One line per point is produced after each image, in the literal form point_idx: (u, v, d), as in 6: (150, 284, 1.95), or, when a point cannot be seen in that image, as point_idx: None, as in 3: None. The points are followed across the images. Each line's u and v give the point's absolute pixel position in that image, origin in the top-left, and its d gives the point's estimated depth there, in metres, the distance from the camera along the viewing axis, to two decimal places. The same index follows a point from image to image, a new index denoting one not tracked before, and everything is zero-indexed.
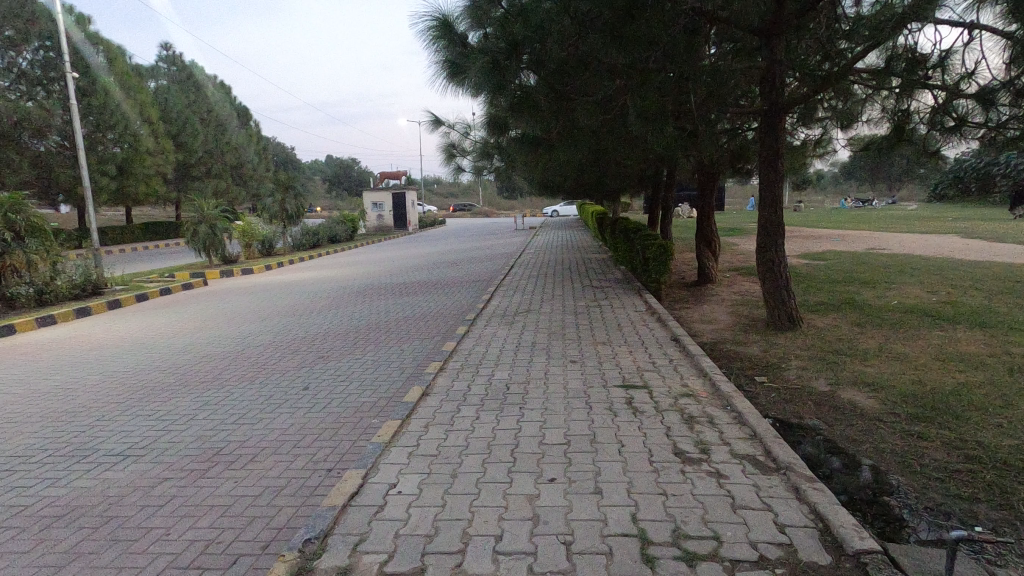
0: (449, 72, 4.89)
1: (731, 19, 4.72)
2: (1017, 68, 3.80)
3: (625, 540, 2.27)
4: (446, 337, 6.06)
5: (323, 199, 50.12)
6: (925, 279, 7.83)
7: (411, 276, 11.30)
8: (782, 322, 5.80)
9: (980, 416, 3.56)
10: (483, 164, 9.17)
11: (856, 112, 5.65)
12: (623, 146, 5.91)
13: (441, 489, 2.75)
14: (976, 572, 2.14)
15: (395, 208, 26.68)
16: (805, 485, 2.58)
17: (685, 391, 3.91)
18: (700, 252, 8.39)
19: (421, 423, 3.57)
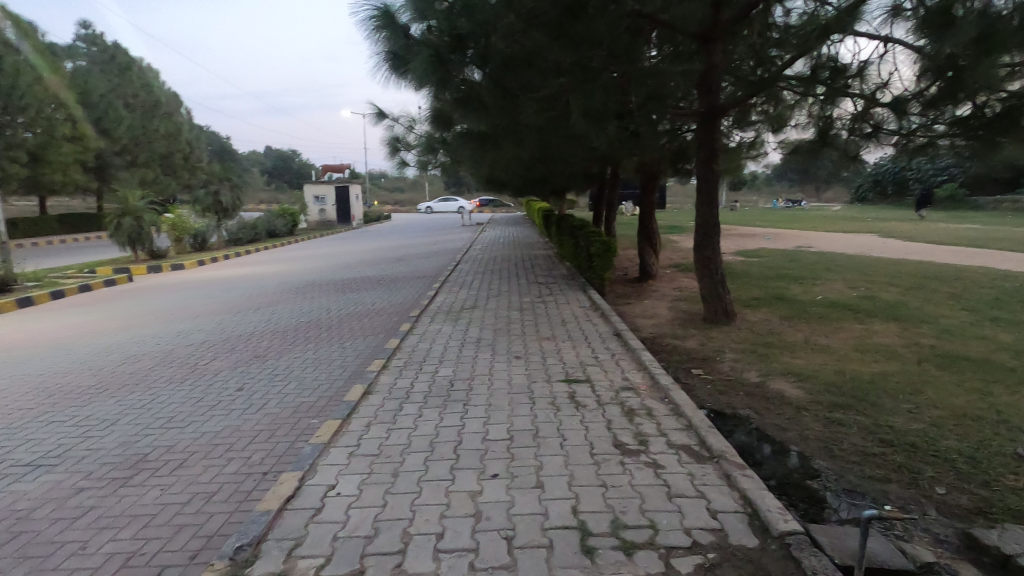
0: (392, 64, 4.82)
1: (671, 21, 4.85)
2: (927, 81, 4.09)
3: (566, 532, 2.31)
4: (390, 334, 5.95)
5: (261, 192, 48.08)
6: (846, 276, 8.36)
7: (355, 272, 11.04)
8: (718, 317, 6.04)
9: (893, 402, 3.84)
10: (427, 158, 9.04)
11: (784, 117, 5.91)
12: (567, 144, 5.99)
13: (383, 489, 2.70)
14: (886, 545, 2.31)
15: (338, 201, 25.97)
16: (735, 472, 2.70)
17: (626, 385, 4.01)
18: (642, 249, 8.62)
19: (362, 422, 3.49)
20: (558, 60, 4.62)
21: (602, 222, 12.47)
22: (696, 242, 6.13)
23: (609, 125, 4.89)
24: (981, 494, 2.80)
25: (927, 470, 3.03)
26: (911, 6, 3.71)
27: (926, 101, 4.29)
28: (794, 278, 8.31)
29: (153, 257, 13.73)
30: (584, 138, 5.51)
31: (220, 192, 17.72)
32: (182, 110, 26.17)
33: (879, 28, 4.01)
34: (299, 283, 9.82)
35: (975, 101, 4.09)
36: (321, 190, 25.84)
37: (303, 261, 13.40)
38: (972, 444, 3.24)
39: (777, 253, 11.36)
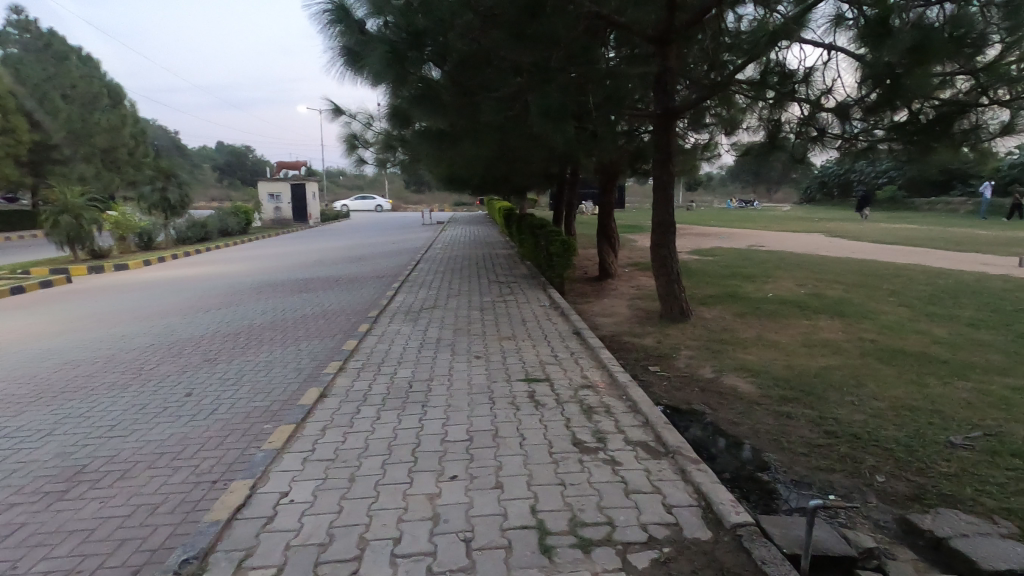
0: (348, 59, 4.73)
1: (628, 23, 4.93)
2: (868, 88, 4.26)
3: (524, 533, 2.30)
4: (347, 335, 5.83)
5: (212, 189, 46.42)
6: (794, 274, 8.69)
7: (312, 272, 10.79)
8: (674, 314, 6.17)
9: (837, 395, 4.02)
10: (386, 156, 8.90)
11: (737, 120, 6.07)
12: (526, 144, 6.01)
13: (338, 494, 2.63)
14: (830, 532, 2.40)
15: (295, 199, 25.33)
16: (690, 467, 2.76)
17: (585, 382, 4.05)
18: (602, 248, 8.72)
19: (318, 426, 3.41)
20: (516, 60, 4.62)
21: (562, 221, 12.56)
22: (653, 241, 6.24)
23: (567, 125, 4.93)
24: (917, 481, 2.94)
25: (868, 459, 3.17)
26: (852, 15, 3.88)
27: (867, 107, 4.49)
28: (746, 276, 8.58)
29: (93, 257, 13.05)
30: (543, 138, 5.54)
31: (167, 188, 16.54)
32: (125, 102, 24.93)
33: (824, 35, 4.17)
34: (252, 284, 9.50)
35: (911, 108, 4.32)
36: (276, 188, 25.12)
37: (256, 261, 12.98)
38: (909, 433, 3.41)
39: (730, 252, 11.71)
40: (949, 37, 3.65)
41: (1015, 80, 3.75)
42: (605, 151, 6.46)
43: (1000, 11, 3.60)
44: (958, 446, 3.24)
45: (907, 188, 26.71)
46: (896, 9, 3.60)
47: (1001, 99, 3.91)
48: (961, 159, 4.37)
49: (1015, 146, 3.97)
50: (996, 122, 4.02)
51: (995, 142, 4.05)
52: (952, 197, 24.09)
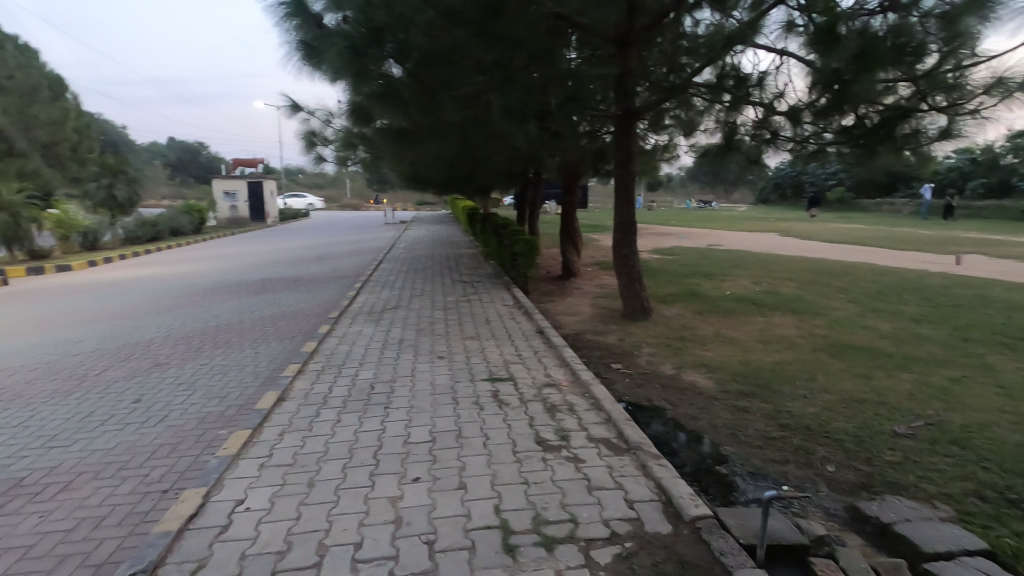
0: (305, 53, 4.63)
1: (589, 25, 4.96)
2: (818, 93, 4.41)
3: (488, 532, 2.30)
4: (306, 337, 5.68)
5: (163, 186, 44.62)
6: (750, 272, 8.95)
7: (270, 273, 10.50)
8: (636, 312, 6.27)
9: (791, 388, 4.16)
10: (346, 154, 8.72)
11: (695, 122, 6.20)
12: (488, 143, 5.99)
13: (297, 500, 2.57)
14: (785, 522, 2.48)
15: (251, 197, 24.61)
16: (651, 462, 2.81)
17: (548, 381, 4.08)
18: (565, 247, 8.78)
19: (276, 431, 3.31)
20: (477, 58, 4.60)
21: (525, 221, 12.59)
22: (614, 241, 6.32)
23: (529, 124, 4.94)
24: (865, 470, 3.07)
25: (819, 450, 3.28)
26: (803, 22, 4.02)
27: (817, 111, 4.67)
28: (705, 275, 8.78)
29: (33, 257, 12.37)
30: (505, 137, 5.53)
31: (115, 185, 16.14)
32: (68, 93, 23.68)
33: (776, 41, 4.30)
34: (207, 285, 9.17)
35: (857, 112, 4.52)
36: (231, 186, 24.33)
37: (211, 261, 12.55)
38: (857, 424, 3.56)
39: (689, 251, 11.97)
40: (891, 46, 3.83)
41: (951, 87, 3.91)
42: (568, 150, 6.50)
43: (937, 22, 3.82)
44: (902, 435, 3.40)
45: (855, 189, 27.89)
46: (843, 18, 3.75)
47: (939, 106, 4.12)
48: (903, 162, 4.61)
49: (952, 150, 4.28)
50: (935, 127, 4.25)
51: (934, 146, 4.31)
52: (895, 198, 25.28)
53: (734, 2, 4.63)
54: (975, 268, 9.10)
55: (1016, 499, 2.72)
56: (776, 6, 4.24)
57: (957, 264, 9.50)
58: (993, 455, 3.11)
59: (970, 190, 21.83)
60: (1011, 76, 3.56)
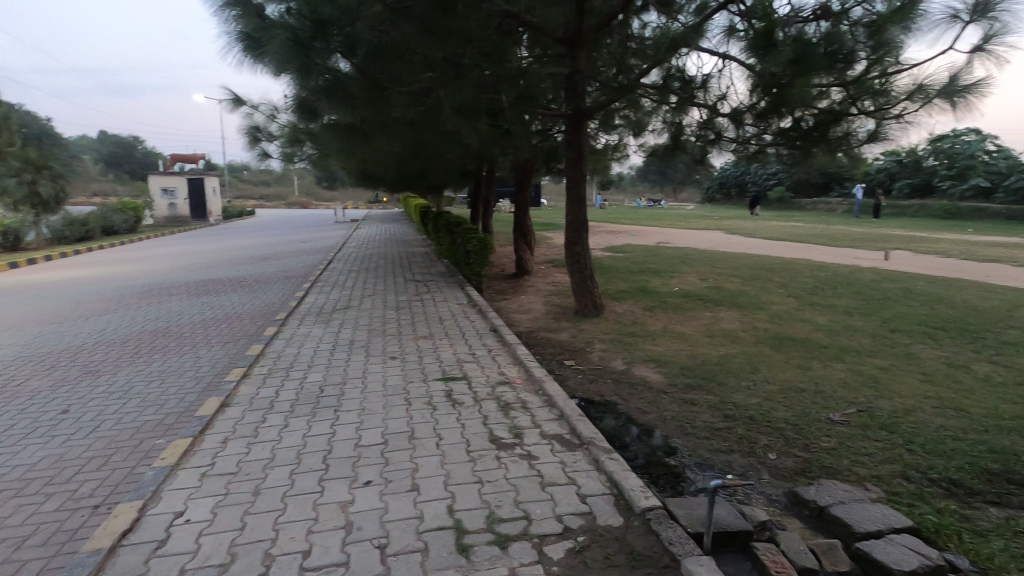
0: (246, 45, 4.46)
1: (539, 23, 5.00)
2: (758, 96, 4.59)
3: (441, 533, 2.28)
4: (252, 340, 5.48)
5: (94, 182, 42.00)
6: (697, 269, 9.24)
7: (213, 273, 10.07)
8: (588, 309, 6.36)
9: (735, 380, 4.32)
10: (292, 150, 8.30)
11: (643, 122, 6.33)
12: (440, 140, 5.94)
13: (241, 509, 2.47)
14: (730, 510, 2.56)
15: (192, 195, 23.50)
16: (602, 456, 2.86)
17: (502, 379, 4.08)
18: (518, 245, 8.80)
19: (219, 438, 3.18)
20: (427, 54, 4.55)
21: (479, 219, 12.56)
22: (566, 239, 6.38)
23: (480, 122, 4.93)
24: (803, 456, 3.22)
25: (761, 439, 3.42)
26: (743, 28, 4.18)
27: (757, 114, 4.85)
28: (654, 272, 9.00)
29: None
30: (457, 135, 5.51)
31: (37, 181, 14.58)
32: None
33: (718, 45, 4.45)
34: (144, 287, 8.71)
35: (794, 115, 4.71)
36: (169, 182, 23.13)
37: (148, 262, 11.92)
38: (796, 413, 3.73)
39: (639, 248, 12.24)
40: (824, 52, 4.03)
41: (878, 92, 4.19)
42: (520, 148, 6.52)
43: (865, 31, 4.04)
44: (836, 422, 3.59)
45: (794, 189, 29.27)
46: (780, 24, 3.96)
47: (867, 110, 4.38)
48: (837, 163, 4.85)
49: (880, 153, 4.49)
50: (864, 130, 4.48)
51: (864, 149, 4.53)
52: (830, 198, 26.69)
53: (679, 6, 4.75)
54: (902, 262, 9.75)
55: (938, 478, 2.91)
56: (718, 10, 4.38)
57: (886, 259, 10.09)
58: (916, 437, 3.33)
59: (896, 190, 23.29)
60: (929, 84, 3.87)
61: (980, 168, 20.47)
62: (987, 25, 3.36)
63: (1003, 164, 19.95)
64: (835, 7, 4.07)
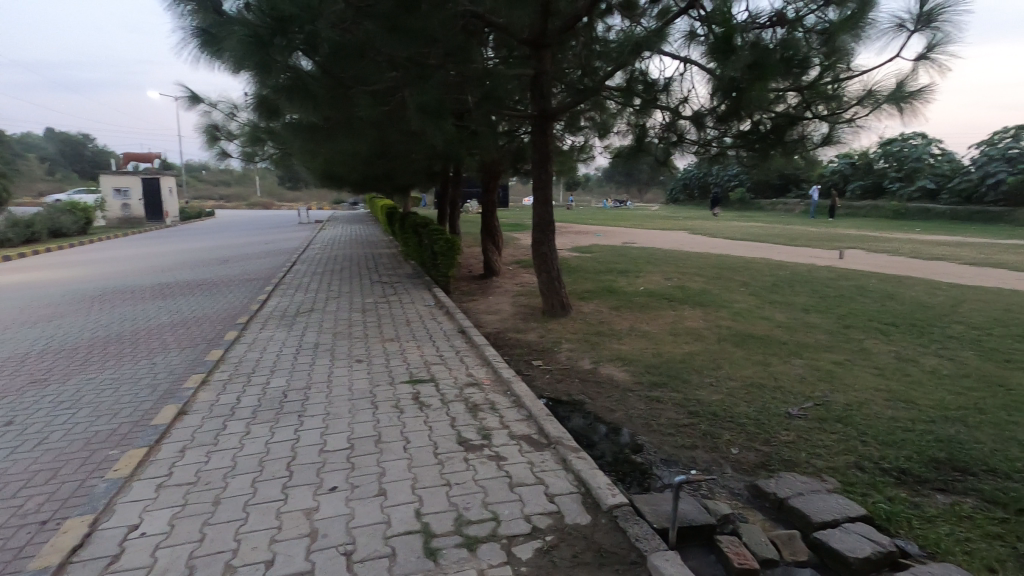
0: (203, 41, 4.33)
1: (504, 25, 5.01)
2: (720, 100, 4.65)
3: (409, 537, 2.25)
4: (211, 345, 5.31)
5: (40, 181, 40.01)
6: (661, 268, 9.42)
7: (170, 276, 9.73)
8: (556, 310, 6.39)
9: (698, 377, 4.41)
10: (253, 150, 8.09)
11: (608, 124, 6.40)
12: (405, 140, 5.88)
13: (200, 520, 2.39)
14: (694, 505, 2.62)
15: (146, 195, 22.65)
16: (570, 455, 2.88)
17: (470, 380, 4.07)
18: (485, 245, 8.78)
19: (176, 447, 3.07)
20: (391, 53, 4.51)
21: (446, 220, 12.48)
22: (533, 239, 6.40)
23: (445, 123, 4.90)
24: (764, 450, 3.31)
25: (724, 434, 3.51)
26: (703, 33, 4.28)
27: (717, 117, 4.96)
28: (620, 272, 9.12)
29: None
30: (422, 135, 5.47)
31: None
32: None
33: (679, 49, 4.54)
34: (96, 291, 8.34)
35: (753, 119, 4.83)
36: (121, 182, 22.17)
37: (100, 265, 11.43)
38: (757, 408, 3.84)
39: (606, 249, 12.37)
40: (780, 57, 4.17)
41: (831, 97, 4.37)
42: (486, 149, 6.51)
43: (818, 37, 4.20)
44: (794, 416, 3.71)
45: (754, 190, 30.14)
46: (738, 30, 4.07)
47: (820, 114, 4.55)
48: (794, 165, 5.02)
49: (834, 155, 4.69)
50: (818, 134, 4.66)
51: (819, 152, 4.73)
52: (788, 199, 27.60)
53: (642, 11, 4.85)
54: (856, 262, 9.99)
55: (889, 468, 3.04)
56: (679, 15, 4.46)
57: (841, 258, 10.45)
58: (869, 429, 3.46)
59: (850, 191, 24.24)
60: (878, 89, 4.06)
61: (927, 169, 21.53)
62: (930, 34, 3.53)
63: (948, 167, 20.99)
64: (790, 14, 4.23)
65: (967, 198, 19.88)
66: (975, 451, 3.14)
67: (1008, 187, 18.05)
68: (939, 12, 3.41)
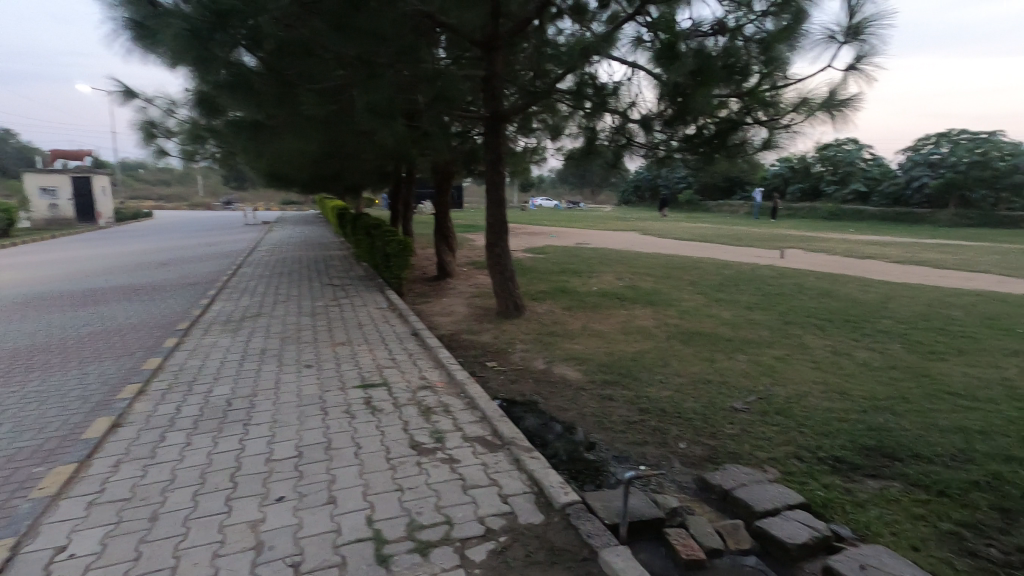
0: (137, 33, 4.13)
1: (455, 26, 4.99)
2: (666, 104, 4.81)
3: (359, 546, 2.21)
4: (149, 353, 5.04)
5: None
6: (614, 268, 9.59)
7: (104, 281, 9.20)
8: (510, 310, 6.41)
9: (649, 375, 4.52)
10: (194, 148, 7.75)
11: (560, 126, 6.45)
12: (355, 140, 5.78)
13: (137, 538, 2.27)
14: (645, 500, 2.67)
15: (76, 194, 21.32)
16: (523, 455, 2.90)
17: (423, 383, 4.02)
18: (439, 247, 8.71)
19: (109, 462, 2.90)
20: (339, 51, 4.41)
21: (399, 221, 12.31)
22: (487, 240, 6.39)
23: (396, 123, 4.83)
24: (710, 444, 3.43)
25: (673, 429, 3.61)
26: (649, 39, 4.41)
27: (665, 121, 5.09)
28: (574, 272, 9.24)
29: None
30: (373, 135, 5.38)
31: None
32: None
33: (627, 54, 4.64)
34: (19, 298, 7.79)
35: (697, 123, 4.99)
36: (49, 180, 20.65)
37: (23, 269, 10.67)
38: (703, 403, 3.97)
39: (559, 249, 12.51)
40: (722, 65, 4.34)
41: (769, 104, 4.56)
42: (439, 149, 6.47)
43: (758, 46, 4.39)
44: (738, 410, 3.85)
45: (702, 191, 31.19)
46: (682, 37, 4.27)
47: (760, 120, 4.74)
48: (738, 168, 5.20)
49: (775, 159, 4.89)
50: (758, 139, 4.86)
51: (761, 156, 4.92)
52: (734, 200, 28.70)
53: (592, 15, 4.94)
54: (795, 262, 10.40)
55: (825, 457, 3.20)
56: (627, 20, 4.58)
57: (782, 258, 10.91)
58: (807, 421, 3.64)
59: (790, 194, 25.41)
60: (812, 97, 4.27)
61: (859, 173, 22.85)
62: (858, 46, 3.74)
63: (878, 171, 22.32)
64: (731, 23, 4.44)
65: (894, 200, 21.20)
66: (902, 438, 3.34)
67: (931, 190, 19.38)
68: (866, 25, 3.62)
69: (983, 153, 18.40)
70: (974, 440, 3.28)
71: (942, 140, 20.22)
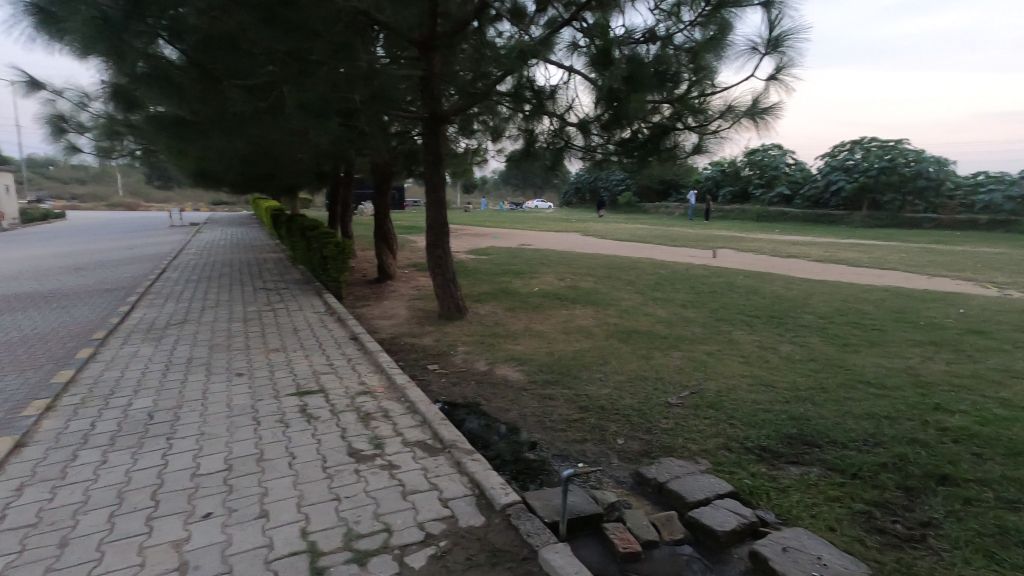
0: (41, 20, 3.82)
1: (391, 24, 4.93)
2: (602, 108, 4.91)
3: (293, 559, 2.13)
4: (60, 365, 4.66)
5: None
6: (555, 269, 9.72)
7: (8, 287, 8.44)
8: (452, 312, 6.36)
9: (589, 374, 4.60)
10: (112, 145, 7.24)
11: (500, 129, 6.47)
12: (288, 139, 5.57)
13: (43, 567, 2.09)
14: (583, 496, 2.73)
15: None
16: (464, 458, 2.89)
17: (362, 389, 3.93)
18: (379, 249, 8.54)
19: (10, 486, 2.66)
20: (268, 47, 4.26)
21: (337, 223, 11.98)
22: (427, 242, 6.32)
23: (330, 121, 4.70)
24: (646, 438, 3.53)
25: (611, 426, 3.70)
26: (585, 44, 4.51)
27: (601, 125, 5.20)
28: (516, 273, 9.29)
29: None
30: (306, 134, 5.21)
31: None
32: None
33: (564, 58, 4.72)
34: None
35: (632, 128, 5.12)
36: None
37: None
38: (640, 399, 4.08)
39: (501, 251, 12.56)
40: (654, 71, 4.50)
41: (699, 110, 4.77)
42: (377, 149, 6.35)
43: (687, 55, 4.60)
44: (672, 404, 4.00)
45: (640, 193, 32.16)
46: (615, 43, 4.42)
47: (690, 126, 4.94)
48: (672, 171, 5.38)
49: (706, 164, 5.09)
50: (689, 144, 5.06)
51: (693, 161, 5.11)
52: (669, 202, 29.80)
53: (530, 19, 4.75)
54: (725, 262, 10.82)
55: (751, 446, 3.37)
56: (564, 25, 4.66)
57: (714, 258, 11.39)
58: (736, 412, 3.82)
59: (721, 196, 26.63)
60: (737, 104, 4.50)
61: (783, 176, 24.27)
62: (778, 58, 3.97)
63: (800, 175, 23.77)
64: (661, 32, 4.61)
65: (815, 202, 22.62)
66: (820, 426, 3.57)
67: (846, 193, 20.82)
68: (784, 38, 3.84)
69: (891, 159, 19.87)
70: (882, 425, 3.54)
71: (855, 147, 21.80)
